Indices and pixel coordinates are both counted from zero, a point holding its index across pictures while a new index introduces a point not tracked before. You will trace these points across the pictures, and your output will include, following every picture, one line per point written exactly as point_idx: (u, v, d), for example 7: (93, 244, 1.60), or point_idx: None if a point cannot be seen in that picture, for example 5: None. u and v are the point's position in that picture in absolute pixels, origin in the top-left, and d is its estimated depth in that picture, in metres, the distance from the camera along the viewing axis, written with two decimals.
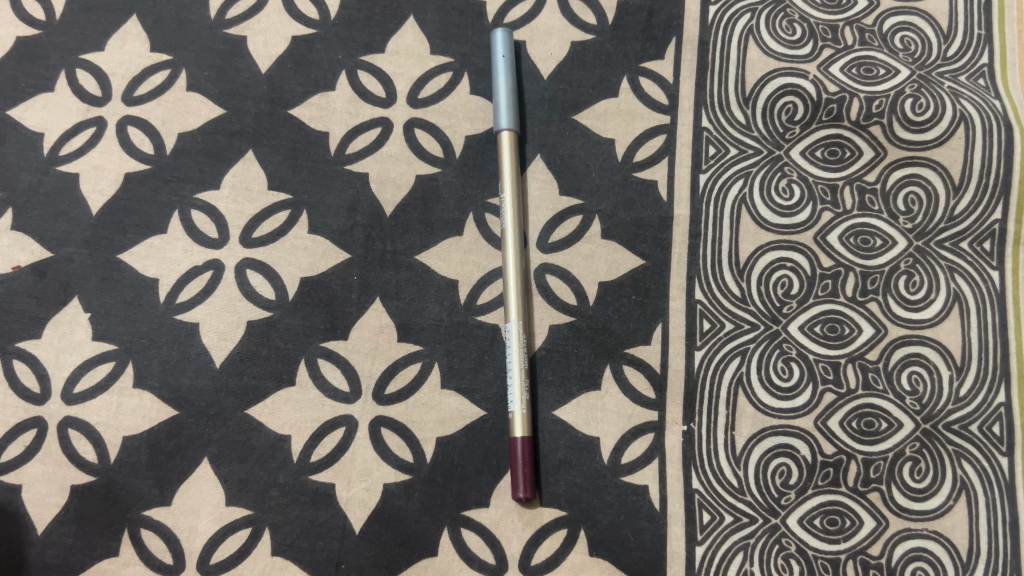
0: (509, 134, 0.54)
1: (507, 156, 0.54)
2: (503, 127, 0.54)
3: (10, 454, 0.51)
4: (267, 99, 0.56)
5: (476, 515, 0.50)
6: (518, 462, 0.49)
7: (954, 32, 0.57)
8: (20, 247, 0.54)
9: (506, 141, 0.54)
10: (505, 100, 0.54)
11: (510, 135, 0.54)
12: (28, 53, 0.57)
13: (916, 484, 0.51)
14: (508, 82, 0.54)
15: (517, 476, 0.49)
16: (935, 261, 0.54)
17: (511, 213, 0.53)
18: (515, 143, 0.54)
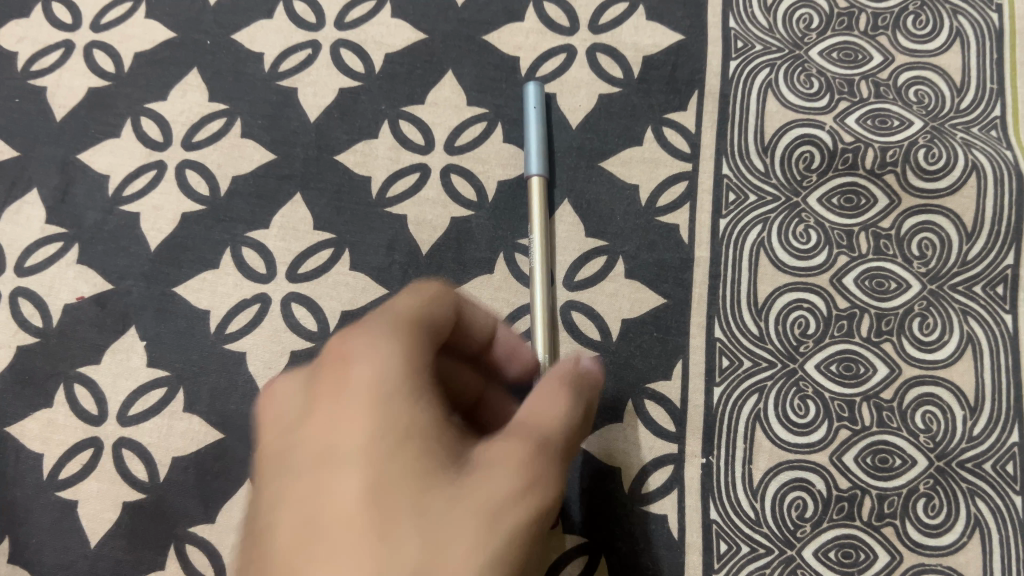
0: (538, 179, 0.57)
1: (536, 200, 0.57)
2: (533, 171, 0.57)
3: (68, 471, 0.54)
4: (315, 146, 0.60)
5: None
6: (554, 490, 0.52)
7: (967, 87, 0.60)
8: (84, 279, 0.58)
9: (536, 185, 0.57)
10: (535, 146, 0.58)
11: (539, 179, 0.57)
12: (99, 102, 0.62)
13: (930, 520, 0.52)
14: (535, 132, 0.58)
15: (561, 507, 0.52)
16: (948, 305, 0.56)
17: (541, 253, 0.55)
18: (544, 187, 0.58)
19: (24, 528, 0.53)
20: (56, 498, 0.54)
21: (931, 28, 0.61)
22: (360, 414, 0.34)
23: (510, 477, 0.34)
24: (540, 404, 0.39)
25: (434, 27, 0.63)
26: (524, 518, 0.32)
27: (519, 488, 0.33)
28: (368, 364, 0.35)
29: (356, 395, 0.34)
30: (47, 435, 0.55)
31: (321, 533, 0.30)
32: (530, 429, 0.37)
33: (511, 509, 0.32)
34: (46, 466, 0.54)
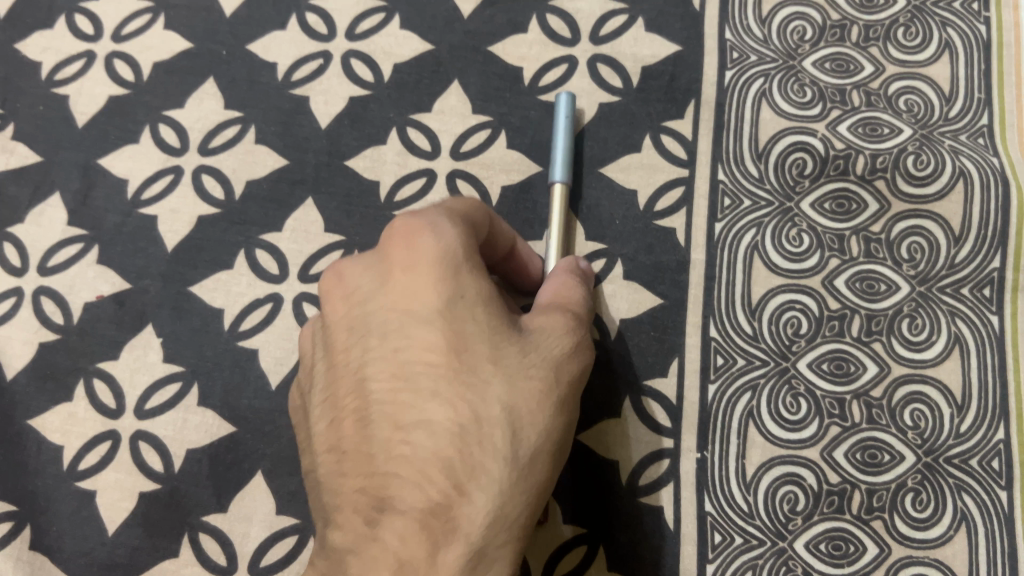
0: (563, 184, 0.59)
1: (557, 205, 0.58)
2: (557, 179, 0.59)
3: (87, 463, 0.57)
4: (326, 152, 0.63)
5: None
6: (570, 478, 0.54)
7: (955, 96, 0.62)
8: (104, 278, 0.61)
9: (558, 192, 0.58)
10: (561, 155, 0.59)
11: (562, 187, 0.59)
12: (119, 110, 0.65)
13: (917, 513, 0.54)
14: (563, 139, 0.59)
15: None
16: (936, 307, 0.58)
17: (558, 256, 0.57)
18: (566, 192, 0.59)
19: (45, 516, 0.56)
20: (76, 488, 0.56)
21: (921, 39, 0.63)
22: (440, 277, 0.40)
23: (565, 343, 0.42)
24: (562, 287, 0.48)
25: (441, 38, 0.65)
26: (572, 371, 0.42)
27: (559, 351, 0.42)
28: (433, 236, 0.41)
29: (429, 265, 0.40)
30: (67, 428, 0.57)
31: (416, 399, 0.38)
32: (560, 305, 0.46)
33: (575, 359, 0.42)
34: (66, 457, 0.57)
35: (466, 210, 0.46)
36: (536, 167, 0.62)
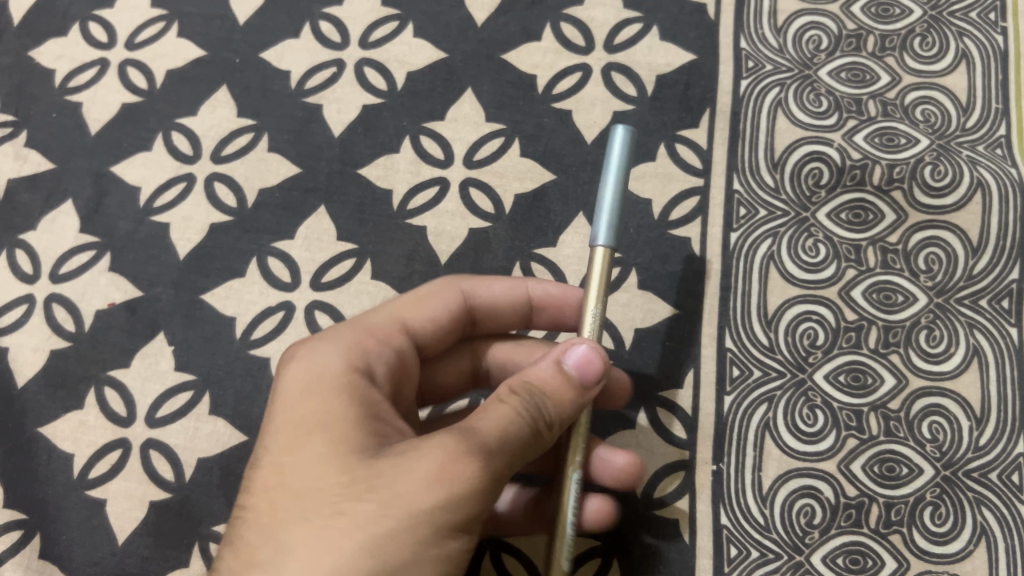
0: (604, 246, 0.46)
1: (597, 273, 0.46)
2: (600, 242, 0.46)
3: (97, 471, 0.56)
4: (339, 160, 0.63)
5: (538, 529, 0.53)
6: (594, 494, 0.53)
7: (973, 106, 0.61)
8: (117, 286, 0.60)
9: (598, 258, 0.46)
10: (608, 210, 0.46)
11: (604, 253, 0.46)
12: (131, 117, 0.65)
13: (936, 528, 0.53)
14: (608, 194, 0.47)
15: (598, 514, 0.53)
16: (955, 318, 0.57)
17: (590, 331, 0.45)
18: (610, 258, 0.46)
19: (55, 525, 0.55)
20: (86, 497, 0.56)
21: (938, 49, 0.63)
22: (313, 375, 0.41)
23: (434, 456, 0.36)
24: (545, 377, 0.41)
25: (454, 47, 0.65)
26: (430, 492, 0.35)
27: (421, 470, 0.35)
28: (300, 363, 0.42)
29: (308, 363, 0.42)
30: (77, 436, 0.57)
31: (257, 520, 0.36)
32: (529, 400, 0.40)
33: (435, 481, 0.35)
34: (76, 465, 0.56)
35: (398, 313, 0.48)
36: (550, 175, 0.61)
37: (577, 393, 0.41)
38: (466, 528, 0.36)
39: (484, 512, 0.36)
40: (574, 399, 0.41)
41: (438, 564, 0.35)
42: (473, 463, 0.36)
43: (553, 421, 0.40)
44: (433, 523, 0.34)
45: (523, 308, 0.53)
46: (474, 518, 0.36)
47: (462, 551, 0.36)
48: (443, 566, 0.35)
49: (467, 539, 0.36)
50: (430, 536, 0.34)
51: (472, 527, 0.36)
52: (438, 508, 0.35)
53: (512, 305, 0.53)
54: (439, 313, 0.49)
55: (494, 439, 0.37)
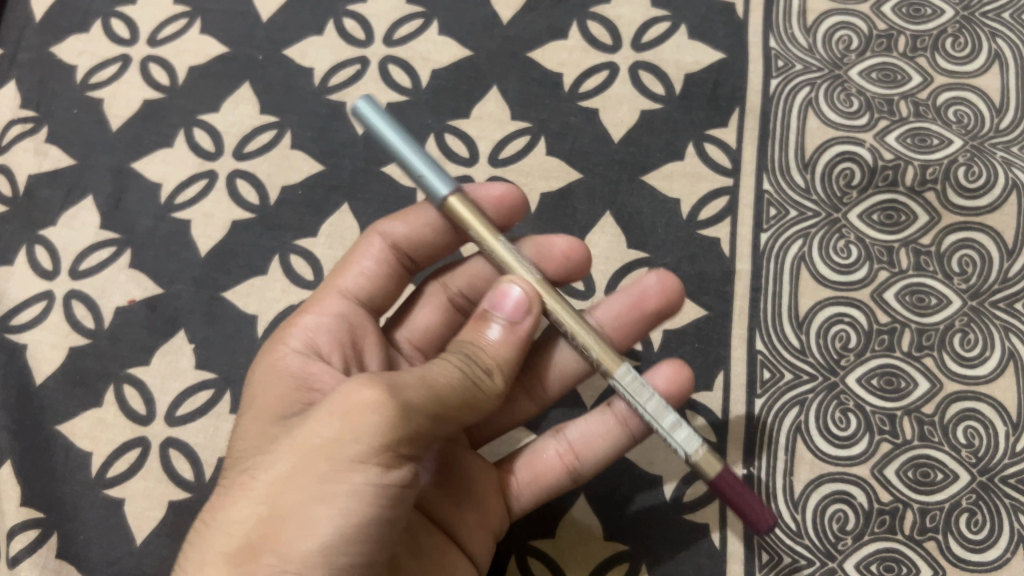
0: (455, 195, 0.43)
1: (471, 224, 0.43)
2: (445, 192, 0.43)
3: (115, 470, 0.55)
4: (362, 157, 0.62)
5: (589, 456, 0.48)
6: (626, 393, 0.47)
7: (1006, 108, 0.60)
8: (137, 283, 0.60)
9: (457, 207, 0.43)
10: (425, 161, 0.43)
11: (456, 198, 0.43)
12: (153, 113, 0.65)
13: (972, 535, 0.52)
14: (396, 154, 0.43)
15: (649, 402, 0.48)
16: (989, 321, 0.56)
17: (515, 264, 0.43)
18: (467, 199, 0.43)
19: (71, 524, 0.54)
20: (103, 496, 0.55)
21: (970, 50, 0.62)
22: (267, 362, 0.45)
23: (339, 394, 0.35)
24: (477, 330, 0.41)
25: (479, 45, 0.65)
26: (325, 426, 0.34)
27: (326, 408, 0.35)
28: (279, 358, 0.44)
29: (266, 352, 0.45)
30: (96, 434, 0.56)
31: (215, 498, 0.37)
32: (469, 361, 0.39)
33: (336, 419, 0.34)
34: (93, 464, 0.55)
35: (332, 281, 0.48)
36: (576, 174, 0.61)
37: (515, 334, 0.41)
38: (371, 460, 0.34)
39: (398, 444, 0.35)
40: (513, 342, 0.41)
41: (338, 497, 0.33)
42: (372, 396, 0.34)
43: (490, 367, 0.40)
44: (324, 456, 0.34)
45: (445, 221, 0.49)
46: (382, 452, 0.34)
47: (375, 487, 0.34)
48: (343, 501, 0.34)
49: (380, 474, 0.34)
50: (324, 467, 0.34)
51: (386, 458, 0.34)
52: (333, 442, 0.34)
53: (433, 231, 0.49)
54: (371, 267, 0.49)
55: (413, 378, 0.36)
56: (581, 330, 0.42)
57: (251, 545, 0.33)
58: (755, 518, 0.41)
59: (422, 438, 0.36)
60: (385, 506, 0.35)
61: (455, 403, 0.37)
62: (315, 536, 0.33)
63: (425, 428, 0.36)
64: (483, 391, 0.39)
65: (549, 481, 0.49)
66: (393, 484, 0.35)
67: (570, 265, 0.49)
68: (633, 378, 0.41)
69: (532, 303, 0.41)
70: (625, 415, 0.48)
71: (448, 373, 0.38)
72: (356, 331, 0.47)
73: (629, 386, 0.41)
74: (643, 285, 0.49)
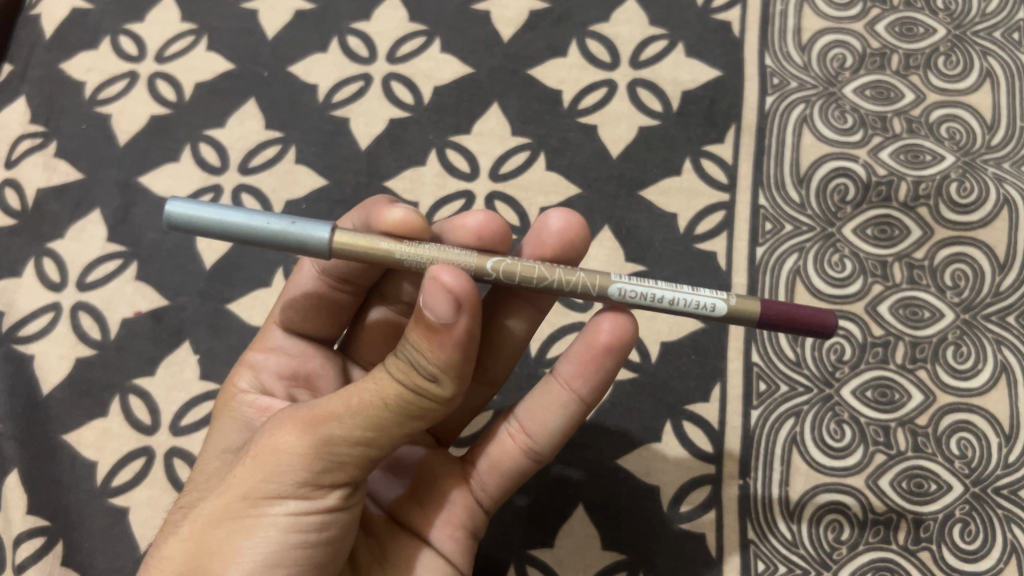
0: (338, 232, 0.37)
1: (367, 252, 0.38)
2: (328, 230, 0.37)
3: (121, 479, 0.56)
4: (366, 172, 0.63)
5: (542, 433, 0.46)
6: (595, 325, 0.44)
7: (998, 124, 0.61)
8: (143, 295, 0.61)
9: (344, 244, 0.37)
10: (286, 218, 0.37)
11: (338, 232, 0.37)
12: (159, 129, 0.66)
13: (965, 545, 0.52)
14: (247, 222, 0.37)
15: (589, 356, 0.45)
16: (982, 335, 0.56)
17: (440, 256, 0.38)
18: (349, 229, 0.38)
19: (77, 532, 0.55)
20: (109, 505, 0.55)
21: (962, 68, 0.63)
22: (223, 399, 0.49)
23: (266, 436, 0.37)
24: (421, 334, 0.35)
25: (481, 62, 0.66)
26: (250, 467, 0.37)
27: (255, 449, 0.37)
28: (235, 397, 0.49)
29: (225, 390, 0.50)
30: (101, 443, 0.57)
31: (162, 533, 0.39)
32: (405, 372, 0.35)
33: (257, 461, 0.37)
34: (99, 473, 0.56)
35: (274, 316, 0.52)
36: (575, 189, 0.62)
37: (449, 336, 0.34)
38: (288, 494, 0.36)
39: (316, 478, 0.36)
40: (451, 344, 0.34)
41: (258, 529, 0.35)
42: (292, 435, 0.36)
43: (434, 374, 0.35)
44: (243, 494, 0.36)
45: None
46: (298, 486, 0.36)
47: (296, 517, 0.36)
48: (260, 534, 0.35)
49: (300, 505, 0.36)
50: (243, 504, 0.36)
51: (311, 491, 0.36)
52: (252, 481, 0.36)
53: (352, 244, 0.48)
54: (302, 300, 0.51)
55: (339, 407, 0.36)
56: (551, 275, 0.38)
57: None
58: (818, 323, 0.38)
59: (352, 467, 0.36)
60: (311, 534, 0.36)
61: (391, 425, 0.36)
62: (232, 568, 0.35)
63: (353, 457, 0.36)
64: (425, 406, 0.35)
65: (508, 467, 0.47)
66: (316, 514, 0.36)
67: (495, 234, 0.45)
68: (631, 288, 0.38)
69: (466, 294, 0.35)
70: (567, 377, 0.45)
71: (382, 390, 0.35)
72: (300, 360, 0.50)
73: (636, 289, 0.38)
74: (546, 226, 0.45)
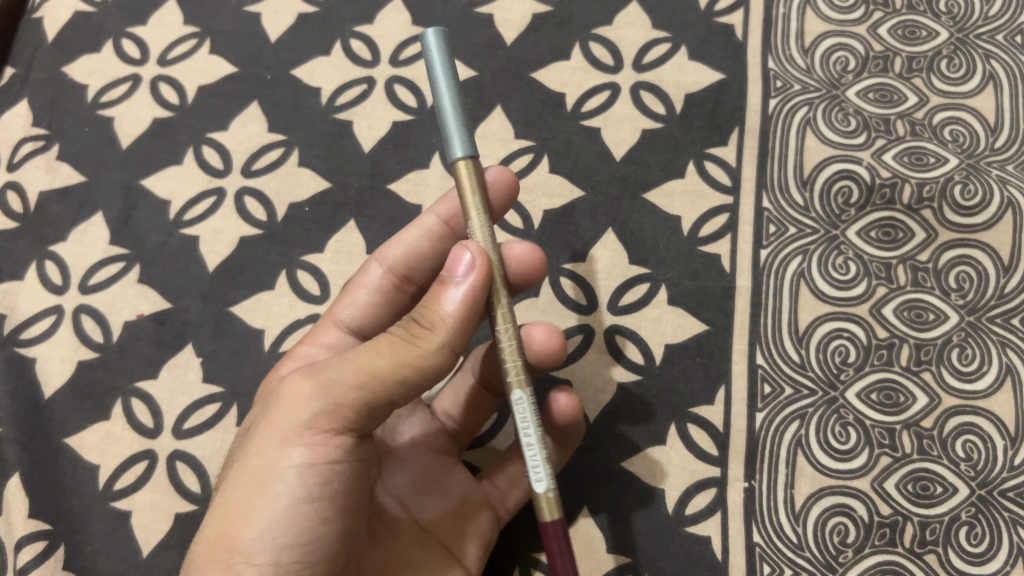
0: (466, 162, 0.43)
1: (466, 188, 0.43)
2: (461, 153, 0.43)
3: (123, 483, 0.56)
4: (369, 175, 0.63)
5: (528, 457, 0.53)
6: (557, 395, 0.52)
7: (1001, 127, 0.62)
8: (146, 297, 0.61)
9: (462, 171, 0.43)
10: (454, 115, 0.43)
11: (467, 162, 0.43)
12: (162, 131, 0.66)
13: (972, 548, 0.52)
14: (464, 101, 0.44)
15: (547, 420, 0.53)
16: (987, 337, 0.56)
17: (484, 243, 0.43)
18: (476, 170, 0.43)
19: (79, 536, 0.55)
20: (111, 508, 0.55)
21: (965, 71, 0.63)
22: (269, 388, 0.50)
23: (272, 401, 0.40)
24: (429, 301, 0.42)
25: (484, 65, 0.66)
26: (261, 430, 0.39)
27: (264, 415, 0.40)
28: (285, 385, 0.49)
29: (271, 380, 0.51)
30: (104, 446, 0.57)
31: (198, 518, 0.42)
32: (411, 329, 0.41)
33: (267, 423, 0.39)
34: (101, 476, 0.56)
35: (331, 314, 0.52)
36: (579, 192, 0.62)
37: (447, 293, 0.41)
38: (293, 444, 0.38)
39: (319, 424, 0.38)
40: (450, 301, 0.41)
41: (272, 483, 0.38)
42: (294, 393, 0.39)
43: (432, 326, 0.41)
44: (256, 455, 0.38)
45: (441, 233, 0.52)
46: (304, 436, 0.38)
47: (307, 466, 0.38)
48: (275, 487, 0.38)
49: (307, 454, 0.38)
50: (257, 463, 0.38)
51: (317, 440, 0.38)
52: (264, 439, 0.39)
53: (430, 242, 0.52)
54: (364, 299, 0.52)
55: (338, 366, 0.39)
56: (506, 339, 0.43)
57: (214, 541, 0.38)
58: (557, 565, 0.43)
59: (352, 416, 0.39)
60: (321, 481, 0.39)
61: (383, 366, 0.39)
62: (254, 521, 0.37)
63: (351, 405, 0.38)
64: (419, 355, 0.40)
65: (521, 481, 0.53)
66: (323, 459, 0.39)
67: (527, 270, 0.52)
68: (525, 408, 0.42)
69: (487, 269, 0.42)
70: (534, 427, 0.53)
71: (379, 349, 0.40)
72: None
73: (519, 415, 0.42)
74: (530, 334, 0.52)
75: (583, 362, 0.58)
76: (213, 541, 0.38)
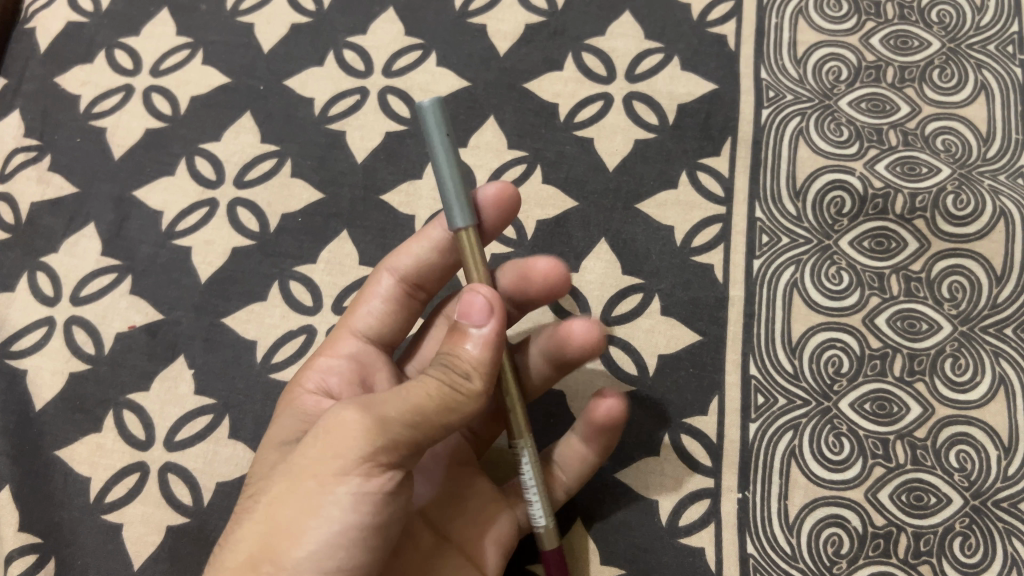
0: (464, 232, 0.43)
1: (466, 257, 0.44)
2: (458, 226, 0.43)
3: (114, 495, 0.56)
4: (361, 186, 0.63)
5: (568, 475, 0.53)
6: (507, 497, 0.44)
7: (993, 136, 0.62)
8: (137, 309, 0.60)
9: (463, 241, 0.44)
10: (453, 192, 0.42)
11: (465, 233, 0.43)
12: (155, 142, 0.66)
13: (967, 558, 0.52)
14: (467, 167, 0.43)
15: None
16: (980, 347, 0.56)
17: None
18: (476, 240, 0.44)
19: (70, 549, 0.55)
20: (102, 521, 0.55)
21: (957, 81, 0.63)
22: (290, 395, 0.49)
23: (328, 418, 0.39)
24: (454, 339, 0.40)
25: (477, 76, 0.66)
26: (315, 449, 0.38)
27: (319, 431, 0.39)
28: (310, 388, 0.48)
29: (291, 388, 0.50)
30: (95, 459, 0.57)
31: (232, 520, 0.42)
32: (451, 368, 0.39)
33: (322, 442, 0.38)
34: (92, 489, 0.56)
35: (345, 324, 0.52)
36: (572, 202, 0.62)
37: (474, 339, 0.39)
38: (347, 474, 0.38)
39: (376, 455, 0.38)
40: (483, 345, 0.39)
41: (323, 507, 0.37)
42: (353, 416, 0.38)
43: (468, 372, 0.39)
44: (310, 474, 0.38)
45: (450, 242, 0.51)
46: (359, 465, 0.37)
47: (358, 495, 0.38)
48: (324, 512, 0.37)
49: (361, 483, 0.38)
50: (309, 483, 0.38)
51: (369, 471, 0.38)
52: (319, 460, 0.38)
53: (440, 253, 0.51)
54: (377, 308, 0.52)
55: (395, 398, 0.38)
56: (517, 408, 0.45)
57: (254, 555, 0.37)
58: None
59: (405, 449, 0.38)
60: (368, 513, 0.38)
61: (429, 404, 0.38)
62: (302, 543, 0.37)
63: (406, 439, 0.38)
64: (459, 399, 0.39)
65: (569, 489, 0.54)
66: (375, 490, 0.38)
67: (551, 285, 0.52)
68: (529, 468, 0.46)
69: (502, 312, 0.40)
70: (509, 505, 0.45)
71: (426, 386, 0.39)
72: (368, 366, 0.51)
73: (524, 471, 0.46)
74: None
75: (577, 373, 0.58)
76: (253, 552, 0.37)
